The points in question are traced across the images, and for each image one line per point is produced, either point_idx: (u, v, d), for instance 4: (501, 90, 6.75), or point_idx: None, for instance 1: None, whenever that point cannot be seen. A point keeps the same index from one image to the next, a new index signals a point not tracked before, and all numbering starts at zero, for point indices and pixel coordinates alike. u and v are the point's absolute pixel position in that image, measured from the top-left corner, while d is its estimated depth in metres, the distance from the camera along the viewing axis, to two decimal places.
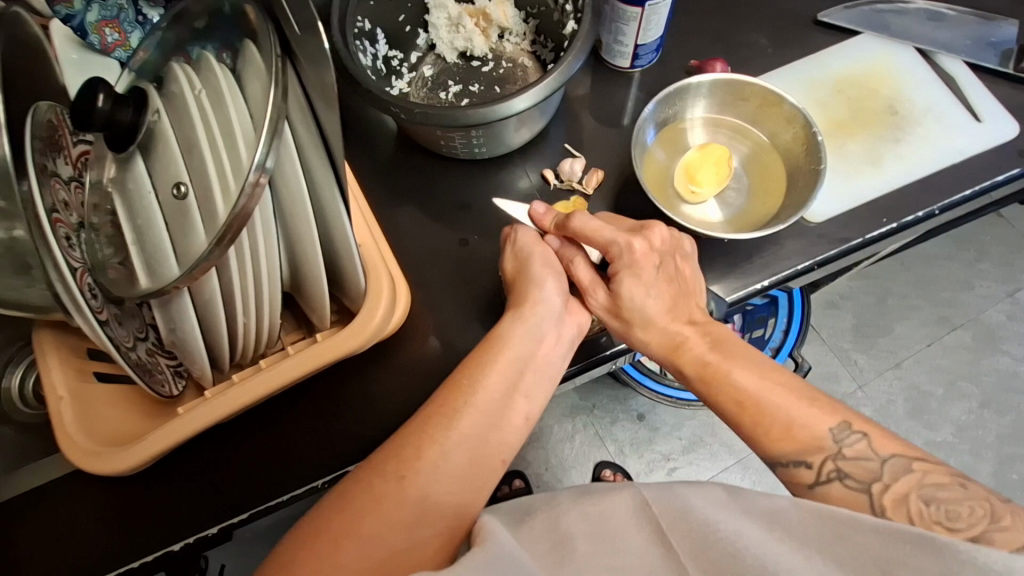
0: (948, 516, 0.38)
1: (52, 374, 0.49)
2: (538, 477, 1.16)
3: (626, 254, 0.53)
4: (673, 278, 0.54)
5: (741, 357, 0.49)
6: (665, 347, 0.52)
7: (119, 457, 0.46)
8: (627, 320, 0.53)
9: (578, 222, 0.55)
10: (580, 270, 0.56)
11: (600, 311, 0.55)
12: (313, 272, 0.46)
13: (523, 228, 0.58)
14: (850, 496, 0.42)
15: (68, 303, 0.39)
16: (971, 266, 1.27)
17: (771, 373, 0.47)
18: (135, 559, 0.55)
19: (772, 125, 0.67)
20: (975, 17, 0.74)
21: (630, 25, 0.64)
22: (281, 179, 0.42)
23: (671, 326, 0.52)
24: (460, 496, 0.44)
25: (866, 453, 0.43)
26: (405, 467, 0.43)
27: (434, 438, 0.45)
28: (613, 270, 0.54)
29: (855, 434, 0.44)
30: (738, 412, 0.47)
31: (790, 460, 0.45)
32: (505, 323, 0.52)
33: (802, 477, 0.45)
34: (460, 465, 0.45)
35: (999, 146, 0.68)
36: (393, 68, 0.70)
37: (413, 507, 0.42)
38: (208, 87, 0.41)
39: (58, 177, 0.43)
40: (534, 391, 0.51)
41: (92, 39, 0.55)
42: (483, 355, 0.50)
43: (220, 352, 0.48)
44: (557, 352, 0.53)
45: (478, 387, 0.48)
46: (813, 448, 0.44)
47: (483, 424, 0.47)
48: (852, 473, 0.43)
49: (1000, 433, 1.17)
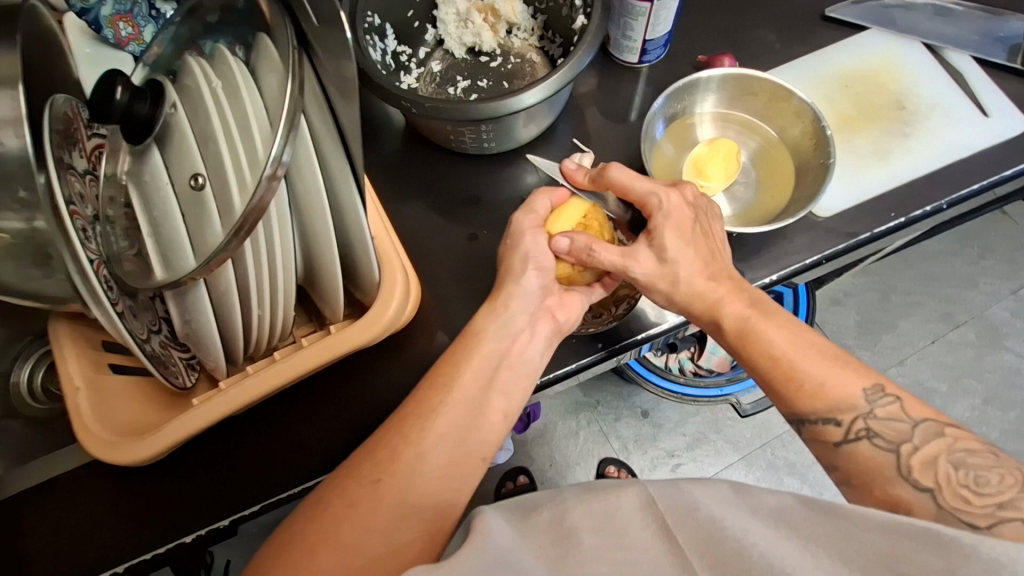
0: (977, 481, 0.39)
1: (69, 365, 0.49)
2: (542, 473, 1.17)
3: (662, 206, 0.54)
4: (707, 231, 0.55)
5: (776, 317, 0.51)
6: (703, 306, 0.53)
7: (133, 449, 0.47)
8: (668, 277, 0.53)
9: (615, 171, 0.55)
10: (606, 256, 0.53)
11: (643, 271, 0.53)
12: (327, 264, 0.46)
13: (526, 210, 0.57)
14: (877, 455, 0.43)
15: (86, 294, 0.40)
16: (974, 263, 1.27)
17: (803, 337, 0.49)
18: (148, 551, 0.55)
19: (781, 120, 0.68)
20: (982, 12, 0.74)
21: (639, 21, 0.64)
22: (298, 174, 0.43)
23: (708, 284, 0.53)
24: (442, 496, 0.45)
25: (898, 415, 0.44)
26: (380, 471, 0.44)
27: (409, 439, 0.46)
28: (651, 225, 0.53)
29: (888, 396, 0.45)
30: (772, 368, 0.49)
31: (818, 417, 0.46)
32: (480, 317, 0.53)
33: (830, 435, 0.46)
34: (439, 465, 0.45)
35: (1006, 141, 0.68)
36: (402, 64, 0.70)
37: (391, 510, 0.43)
38: (223, 80, 0.42)
39: (74, 170, 0.43)
40: (511, 388, 0.52)
41: (106, 33, 0.56)
42: (457, 354, 0.51)
43: (234, 344, 0.49)
44: (535, 347, 0.54)
45: (453, 386, 0.49)
46: (845, 407, 0.45)
47: (460, 423, 0.48)
48: (881, 432, 0.44)
49: (1004, 429, 1.17)
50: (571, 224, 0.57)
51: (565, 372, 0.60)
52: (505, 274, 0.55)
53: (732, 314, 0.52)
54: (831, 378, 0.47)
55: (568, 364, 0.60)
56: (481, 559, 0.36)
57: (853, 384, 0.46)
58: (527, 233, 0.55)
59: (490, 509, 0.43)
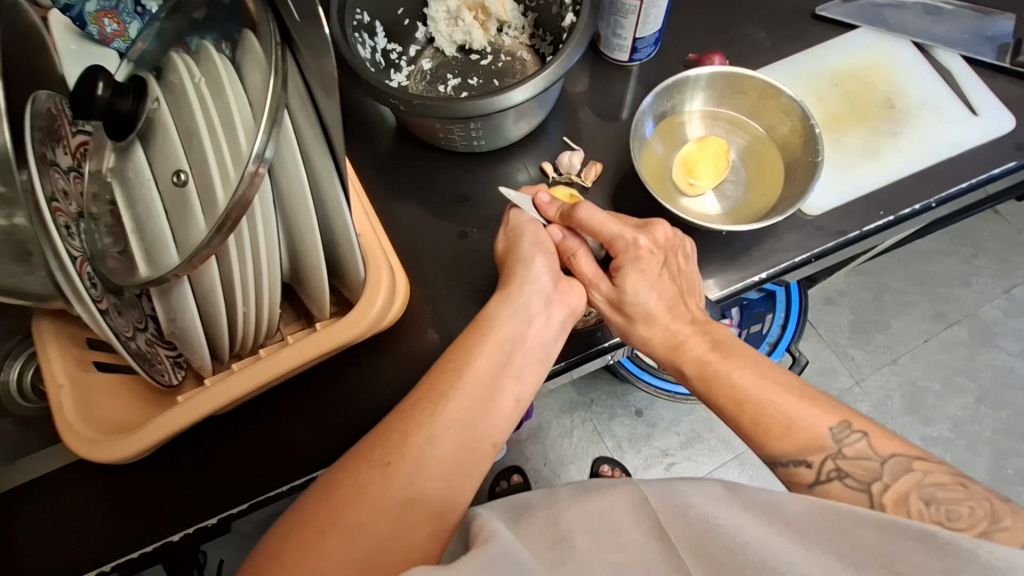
0: (948, 517, 0.39)
1: (52, 363, 0.49)
2: (537, 472, 1.17)
3: (629, 250, 0.55)
4: (675, 274, 0.56)
5: (736, 354, 0.51)
6: (665, 345, 0.54)
7: (117, 446, 0.47)
8: (628, 315, 0.55)
9: (584, 214, 0.56)
10: (585, 264, 0.58)
11: (604, 308, 0.57)
12: (313, 262, 0.46)
13: (518, 209, 0.59)
14: (851, 497, 0.43)
15: (69, 292, 0.40)
16: (968, 262, 1.28)
17: (767, 375, 0.49)
18: (135, 549, 0.55)
19: (769, 118, 0.68)
20: (972, 11, 0.74)
21: (628, 19, 0.64)
22: (281, 168, 0.43)
23: (672, 325, 0.54)
24: (449, 483, 0.44)
25: (866, 453, 0.44)
26: (390, 453, 0.44)
27: (420, 423, 0.46)
28: (617, 265, 0.55)
29: (855, 433, 0.45)
30: (739, 412, 0.48)
31: (790, 459, 0.46)
32: (492, 306, 0.53)
33: (802, 477, 0.46)
34: (448, 451, 0.45)
35: (994, 140, 0.69)
36: (392, 61, 0.70)
37: (398, 496, 0.42)
38: (208, 76, 0.41)
39: (57, 166, 0.43)
40: (524, 373, 0.52)
41: (91, 29, 0.55)
42: (470, 339, 0.51)
43: (220, 343, 0.49)
44: (548, 333, 0.54)
45: (464, 370, 0.49)
46: (813, 449, 0.45)
47: (470, 409, 0.47)
48: (852, 472, 0.44)
49: (996, 429, 1.17)
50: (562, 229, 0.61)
51: (554, 371, 0.60)
52: (513, 264, 0.55)
53: (691, 355, 0.52)
54: (800, 418, 0.46)
55: (556, 365, 0.60)
56: (481, 561, 0.35)
57: (819, 424, 0.46)
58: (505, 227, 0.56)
59: (486, 511, 0.43)
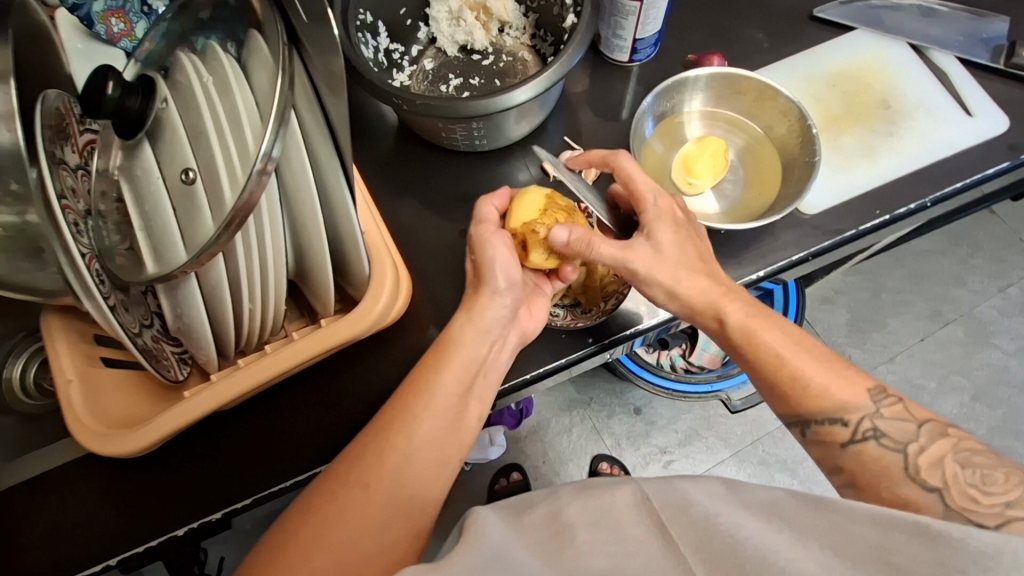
0: (983, 480, 0.39)
1: (60, 358, 0.50)
2: (536, 470, 1.18)
3: (656, 204, 0.56)
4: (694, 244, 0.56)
5: (770, 319, 0.52)
6: (705, 301, 0.53)
7: (126, 440, 0.47)
8: (666, 270, 0.54)
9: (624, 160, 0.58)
10: (603, 248, 0.53)
11: (645, 258, 0.54)
12: (319, 258, 0.47)
13: (478, 223, 0.57)
14: (884, 455, 0.44)
15: (78, 287, 0.41)
16: (963, 262, 1.29)
17: (792, 332, 0.51)
18: (142, 543, 0.56)
19: (767, 118, 0.68)
20: (968, 13, 0.75)
21: (628, 20, 0.64)
22: (288, 167, 0.43)
23: (706, 285, 0.53)
24: (424, 490, 0.46)
25: (903, 415, 0.46)
26: (368, 475, 0.45)
27: (395, 444, 0.46)
28: (642, 222, 0.56)
29: (890, 397, 0.47)
30: (773, 369, 0.50)
31: (826, 417, 0.47)
32: (456, 325, 0.53)
33: (837, 435, 0.47)
34: (421, 468, 0.46)
35: (988, 140, 0.70)
36: (394, 61, 0.71)
37: (379, 511, 0.44)
38: (215, 75, 0.42)
39: (66, 164, 0.44)
40: (486, 393, 0.53)
41: (98, 29, 0.56)
42: (436, 360, 0.51)
43: (226, 338, 0.49)
44: (504, 357, 0.55)
45: (436, 390, 0.49)
46: (852, 406, 0.47)
47: (443, 425, 0.48)
48: (888, 432, 0.45)
49: (991, 425, 1.19)
50: (533, 209, 0.57)
51: (557, 366, 0.60)
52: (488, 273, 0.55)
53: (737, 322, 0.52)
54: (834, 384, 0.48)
55: (557, 360, 0.60)
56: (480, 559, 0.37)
57: (842, 393, 0.47)
58: (494, 235, 0.56)
59: (487, 508, 0.44)
